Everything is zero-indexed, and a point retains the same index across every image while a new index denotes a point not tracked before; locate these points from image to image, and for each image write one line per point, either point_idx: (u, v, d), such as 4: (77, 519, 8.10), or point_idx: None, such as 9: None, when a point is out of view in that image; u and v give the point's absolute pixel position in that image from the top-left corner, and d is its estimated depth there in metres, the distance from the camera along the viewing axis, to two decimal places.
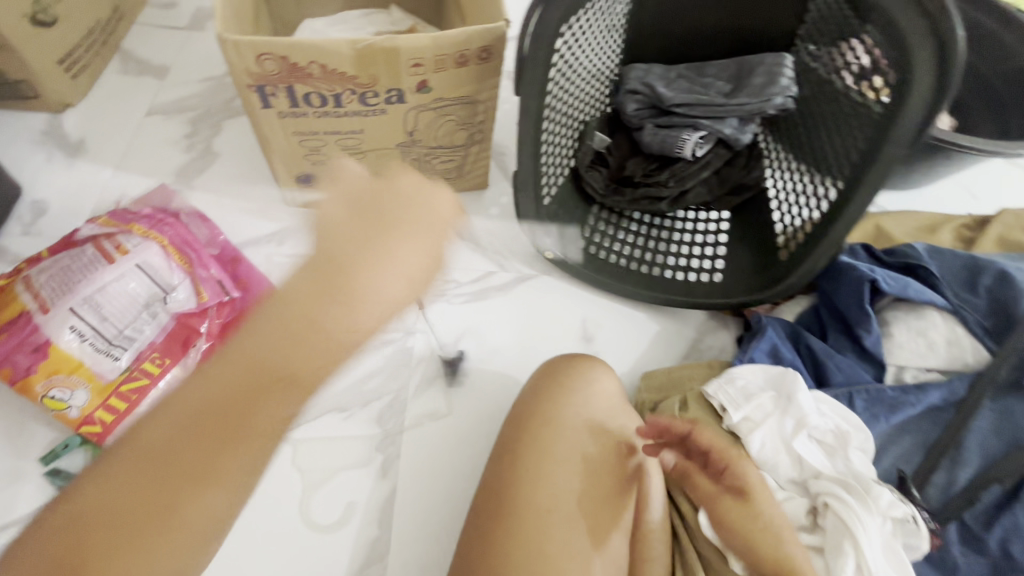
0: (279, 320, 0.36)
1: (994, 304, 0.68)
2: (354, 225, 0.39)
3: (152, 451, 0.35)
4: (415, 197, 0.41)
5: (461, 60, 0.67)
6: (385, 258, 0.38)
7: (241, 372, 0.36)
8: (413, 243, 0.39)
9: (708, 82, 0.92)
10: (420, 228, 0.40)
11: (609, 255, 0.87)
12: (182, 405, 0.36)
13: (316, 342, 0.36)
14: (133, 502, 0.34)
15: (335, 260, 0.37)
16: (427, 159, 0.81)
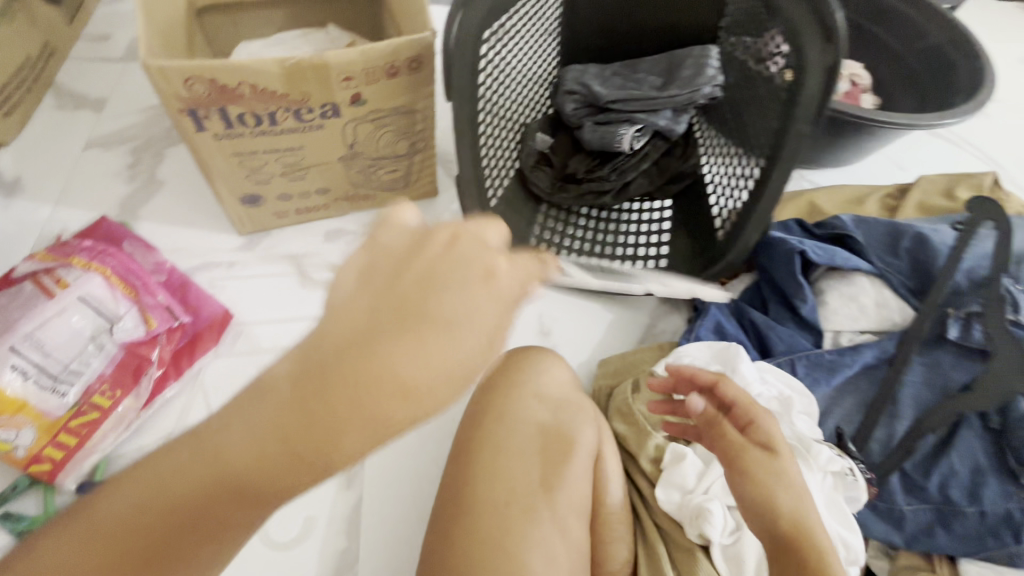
0: (258, 431, 0.30)
1: (916, 265, 0.72)
2: (369, 328, 0.31)
3: (89, 552, 0.30)
4: (458, 301, 0.31)
5: (391, 71, 0.70)
6: (412, 354, 0.29)
7: (201, 476, 0.30)
8: (434, 343, 0.30)
9: (641, 77, 0.96)
10: (455, 329, 0.31)
11: (559, 250, 0.89)
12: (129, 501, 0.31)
13: (301, 463, 0.30)
14: None
15: (342, 354, 0.30)
16: (371, 171, 0.83)
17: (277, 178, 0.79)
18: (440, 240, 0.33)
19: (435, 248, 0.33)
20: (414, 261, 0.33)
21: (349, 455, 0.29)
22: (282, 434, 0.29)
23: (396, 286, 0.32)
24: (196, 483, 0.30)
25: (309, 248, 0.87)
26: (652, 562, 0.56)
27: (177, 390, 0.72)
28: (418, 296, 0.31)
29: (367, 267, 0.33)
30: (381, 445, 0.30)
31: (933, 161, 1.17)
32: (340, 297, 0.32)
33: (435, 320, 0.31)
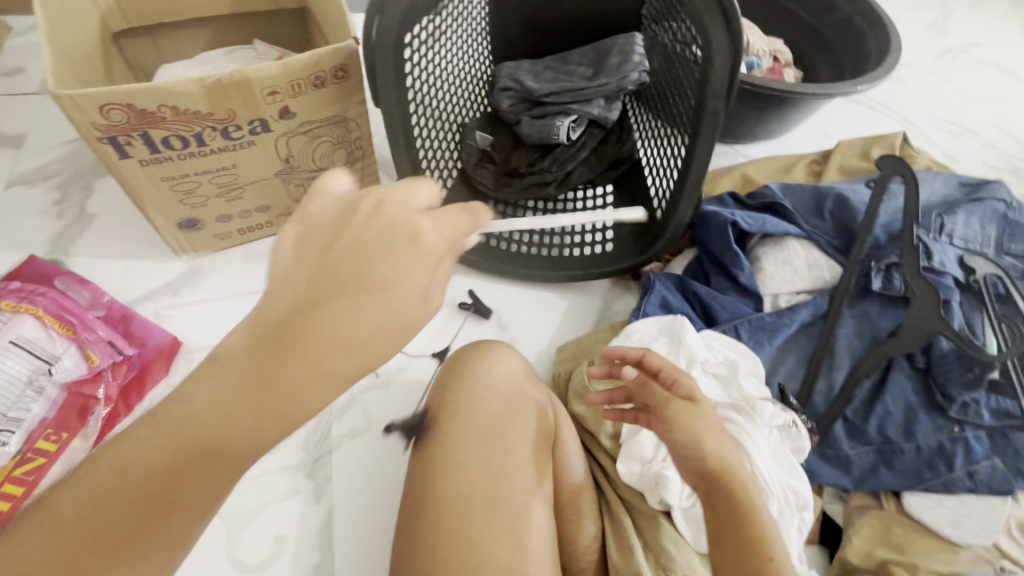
0: (223, 383, 0.35)
1: (839, 224, 0.77)
2: (310, 289, 0.36)
3: (62, 529, 0.33)
4: (384, 253, 0.37)
5: (317, 82, 0.70)
6: (346, 310, 0.35)
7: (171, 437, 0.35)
8: (366, 299, 0.36)
9: (571, 69, 0.98)
10: (388, 287, 0.36)
11: (510, 244, 0.90)
12: (98, 473, 0.34)
13: (264, 407, 0.35)
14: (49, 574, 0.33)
15: (292, 313, 0.35)
16: (310, 183, 0.82)
17: (213, 200, 0.78)
18: (365, 207, 0.38)
19: (366, 213, 0.38)
20: (348, 227, 0.38)
21: (305, 400, 0.35)
22: (244, 387, 0.35)
23: (337, 248, 0.37)
24: (168, 444, 0.35)
25: (256, 268, 0.86)
26: (619, 533, 0.59)
27: (129, 425, 0.70)
28: (352, 257, 0.37)
29: (308, 235, 0.39)
30: (327, 386, 0.35)
31: (855, 126, 1.24)
32: (280, 266, 0.38)
33: (371, 281, 0.36)
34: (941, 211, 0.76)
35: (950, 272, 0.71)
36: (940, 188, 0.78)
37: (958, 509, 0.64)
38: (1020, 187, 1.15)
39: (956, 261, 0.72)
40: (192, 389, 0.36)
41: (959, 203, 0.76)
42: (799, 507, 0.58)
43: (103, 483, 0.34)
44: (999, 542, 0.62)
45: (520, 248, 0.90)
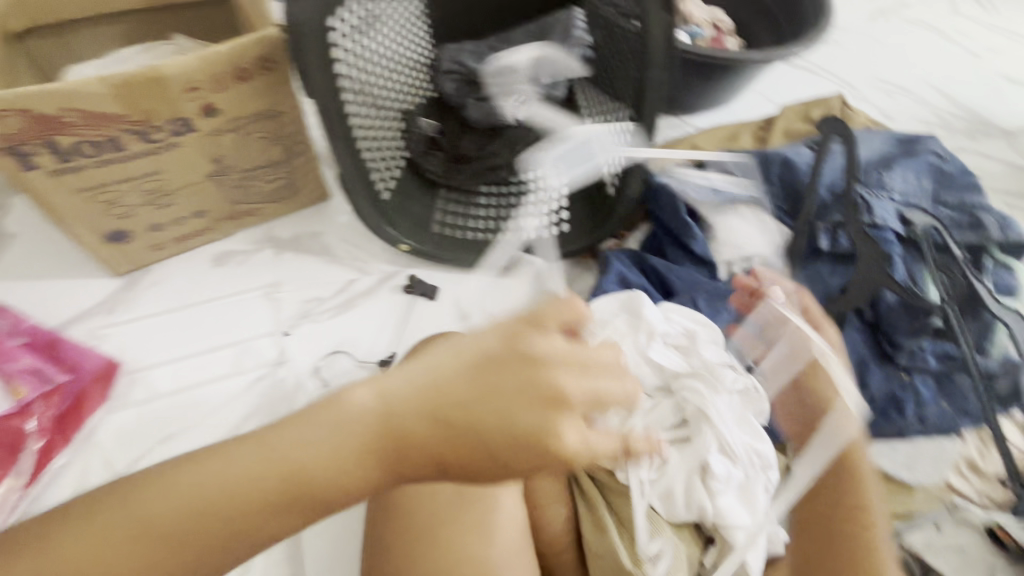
0: (330, 452, 0.37)
1: (786, 188, 0.79)
2: (451, 412, 0.37)
3: (144, 522, 0.36)
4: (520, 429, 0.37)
5: (241, 74, 0.65)
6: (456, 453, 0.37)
7: (260, 471, 0.37)
8: (483, 455, 0.37)
9: (514, 47, 0.95)
10: (507, 452, 0.37)
11: (464, 232, 0.88)
12: (175, 485, 0.37)
13: (352, 484, 0.37)
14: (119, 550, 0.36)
15: (424, 425, 0.37)
16: (248, 184, 0.78)
17: (141, 209, 0.73)
18: (550, 365, 0.39)
19: (541, 374, 0.38)
20: (504, 368, 0.38)
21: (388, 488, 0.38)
22: (344, 463, 0.37)
23: (488, 389, 0.38)
24: (251, 486, 0.36)
25: (198, 277, 0.81)
26: (592, 513, 0.58)
27: (69, 455, 0.67)
28: (493, 414, 0.37)
29: (482, 353, 0.39)
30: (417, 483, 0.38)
31: (797, 91, 1.26)
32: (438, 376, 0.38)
33: (495, 443, 0.37)
34: (880, 167, 0.78)
35: (890, 228, 0.73)
36: (878, 145, 0.80)
37: (912, 453, 0.67)
38: (952, 140, 1.20)
39: (896, 216, 0.74)
40: (299, 440, 0.37)
41: (896, 159, 0.78)
42: (763, 468, 0.59)
43: (181, 497, 0.36)
44: (948, 479, 0.65)
45: (475, 234, 0.88)
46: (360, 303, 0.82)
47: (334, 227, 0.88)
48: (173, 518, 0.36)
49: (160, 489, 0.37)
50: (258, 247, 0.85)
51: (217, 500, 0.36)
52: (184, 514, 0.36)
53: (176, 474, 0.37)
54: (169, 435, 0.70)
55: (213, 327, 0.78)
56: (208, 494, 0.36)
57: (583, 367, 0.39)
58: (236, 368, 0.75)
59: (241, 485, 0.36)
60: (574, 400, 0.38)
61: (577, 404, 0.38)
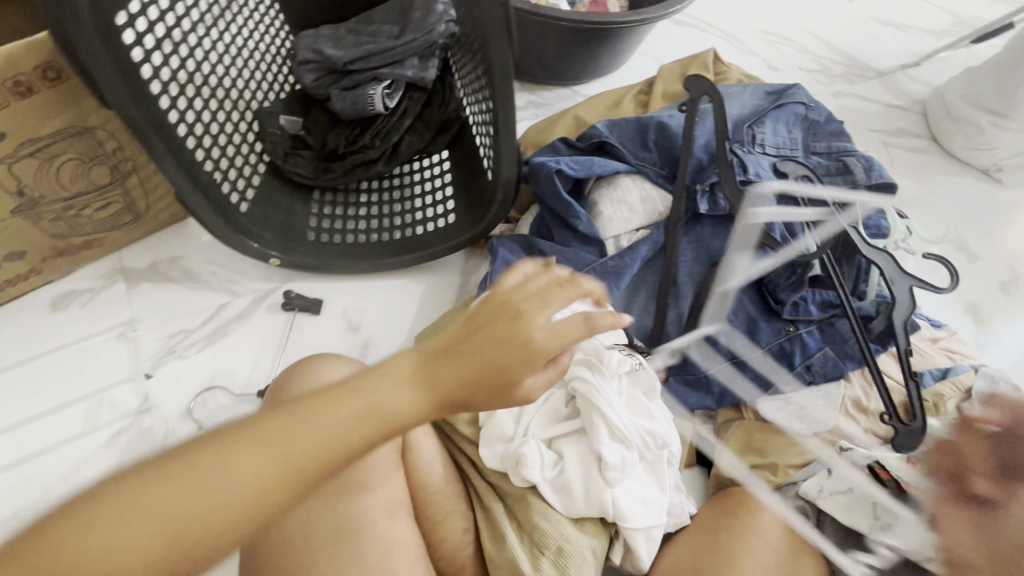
0: (412, 379, 0.36)
1: (664, 152, 0.77)
2: (481, 337, 0.38)
3: (244, 450, 0.32)
4: (525, 341, 0.38)
5: (20, 90, 0.56)
6: (490, 355, 0.37)
7: (349, 398, 0.35)
8: (507, 357, 0.37)
9: (375, 30, 0.87)
10: (523, 345, 0.37)
11: (345, 236, 0.82)
12: (280, 425, 0.33)
13: (433, 407, 0.36)
14: (214, 485, 0.31)
15: (467, 342, 0.38)
16: (72, 214, 0.68)
17: None
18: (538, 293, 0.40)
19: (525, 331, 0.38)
20: (485, 328, 0.38)
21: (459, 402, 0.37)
22: (423, 388, 0.36)
23: (471, 345, 0.38)
24: (353, 424, 0.34)
25: (32, 327, 0.71)
26: (491, 521, 0.56)
27: None
28: (499, 337, 0.38)
29: (475, 317, 0.40)
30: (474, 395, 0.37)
31: (684, 50, 1.26)
32: (467, 322, 0.40)
33: (518, 345, 0.37)
34: (751, 122, 0.77)
35: (765, 182, 0.73)
36: (748, 100, 0.80)
37: (803, 403, 0.68)
38: (831, 86, 1.24)
39: (771, 169, 0.74)
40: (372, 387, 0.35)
41: (767, 112, 0.78)
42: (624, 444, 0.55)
43: (293, 434, 0.33)
44: (838, 424, 0.66)
45: (357, 237, 0.82)
46: (234, 329, 0.75)
47: (197, 249, 0.79)
48: (272, 438, 0.33)
49: (269, 426, 0.33)
50: (107, 282, 0.75)
51: (322, 437, 0.33)
52: (285, 452, 0.32)
53: (275, 418, 0.33)
54: (12, 513, 0.60)
55: (58, 382, 0.68)
56: (314, 434, 0.33)
57: (534, 303, 0.39)
58: (92, 425, 0.66)
59: (339, 413, 0.34)
60: (544, 352, 0.37)
61: (548, 327, 0.38)
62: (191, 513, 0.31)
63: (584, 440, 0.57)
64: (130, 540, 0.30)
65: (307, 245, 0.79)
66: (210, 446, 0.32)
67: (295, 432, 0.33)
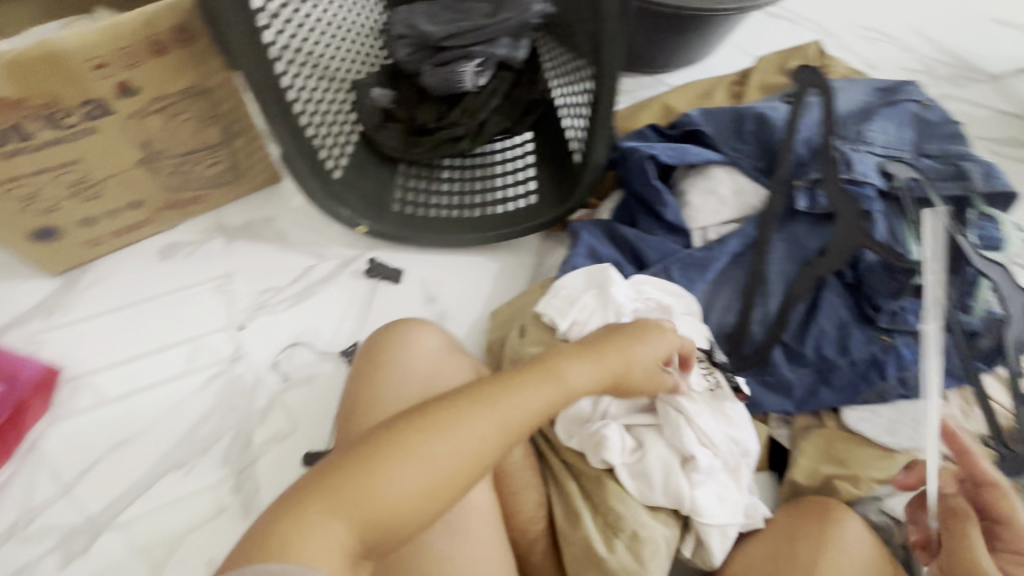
0: (582, 364, 0.48)
1: (761, 145, 0.74)
2: (618, 338, 0.51)
3: (487, 414, 0.42)
4: (649, 335, 0.52)
5: (156, 48, 0.59)
6: (630, 348, 0.50)
7: (546, 376, 0.46)
8: (637, 348, 0.51)
9: (470, 7, 0.85)
10: (642, 346, 0.51)
11: (428, 209, 0.83)
12: (508, 393, 0.44)
13: (599, 383, 0.48)
14: (471, 436, 0.41)
15: (614, 340, 0.50)
16: (185, 169, 0.72)
17: (66, 202, 0.67)
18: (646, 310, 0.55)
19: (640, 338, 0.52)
20: (617, 333, 0.51)
21: (614, 380, 0.49)
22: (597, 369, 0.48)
23: (610, 344, 0.50)
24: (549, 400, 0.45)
25: (142, 272, 0.76)
26: (566, 500, 0.56)
27: (12, 471, 0.63)
28: (635, 336, 0.51)
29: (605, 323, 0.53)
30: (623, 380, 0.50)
31: (775, 43, 1.21)
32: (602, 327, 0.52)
33: (645, 347, 0.51)
34: (860, 118, 0.73)
35: (871, 183, 0.68)
36: (857, 95, 0.76)
37: (893, 417, 0.65)
38: (936, 87, 1.16)
39: (877, 169, 0.70)
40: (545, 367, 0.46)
41: (877, 109, 0.74)
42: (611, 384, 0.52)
43: (519, 399, 0.43)
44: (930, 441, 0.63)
45: (440, 212, 0.84)
46: (319, 290, 0.77)
47: (288, 212, 0.82)
48: (499, 403, 0.43)
49: (498, 397, 0.43)
50: (207, 236, 0.79)
51: (538, 405, 0.44)
52: (507, 412, 0.42)
53: (498, 388, 0.43)
54: (120, 441, 0.65)
55: (162, 326, 0.73)
56: (533, 402, 0.44)
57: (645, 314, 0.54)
58: (193, 369, 0.70)
59: (543, 384, 0.45)
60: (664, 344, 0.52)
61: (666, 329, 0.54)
62: (461, 458, 0.41)
63: (664, 433, 0.57)
64: (424, 475, 0.39)
65: (393, 215, 0.81)
66: (461, 407, 0.42)
67: (516, 398, 0.43)
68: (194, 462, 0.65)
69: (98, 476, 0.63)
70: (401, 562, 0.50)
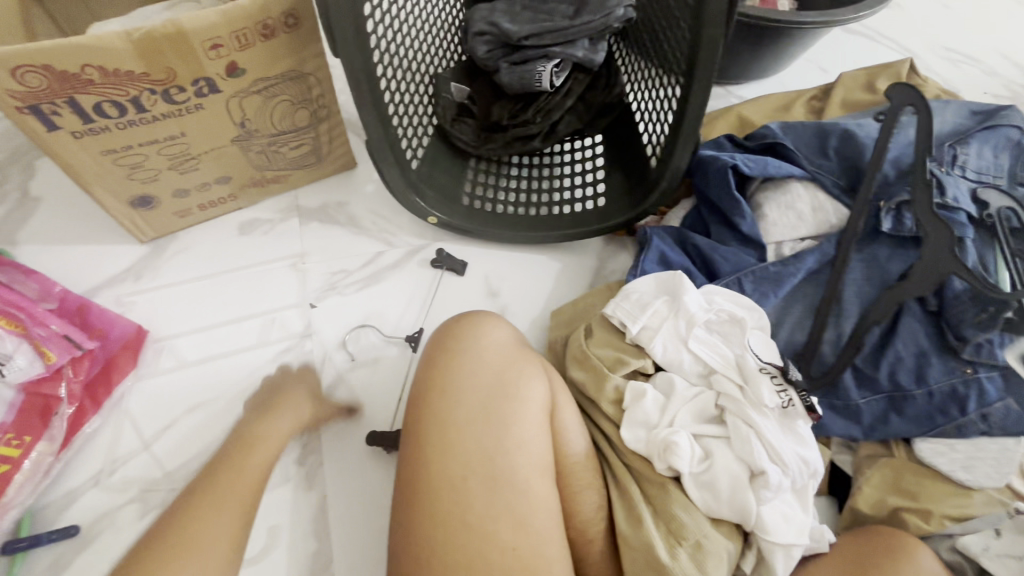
0: (233, 461, 0.60)
1: (845, 163, 0.72)
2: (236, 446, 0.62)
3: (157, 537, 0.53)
4: (456, 350, 0.58)
5: (265, 31, 0.62)
6: (474, 347, 0.58)
7: (203, 484, 0.57)
8: (473, 347, 0.58)
9: (551, 7, 0.84)
10: (465, 351, 0.58)
11: (495, 205, 0.84)
12: (225, 487, 0.57)
13: (461, 373, 0.56)
14: (149, 552, 0.51)
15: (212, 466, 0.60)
16: (273, 149, 0.75)
17: (165, 173, 0.70)
18: (442, 335, 0.60)
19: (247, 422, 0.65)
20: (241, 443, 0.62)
21: (496, 361, 0.58)
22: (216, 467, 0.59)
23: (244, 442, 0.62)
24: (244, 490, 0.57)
25: (223, 243, 0.80)
26: (628, 504, 0.56)
27: (100, 423, 0.67)
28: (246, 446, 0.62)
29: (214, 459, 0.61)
30: (505, 364, 0.57)
31: (854, 61, 1.18)
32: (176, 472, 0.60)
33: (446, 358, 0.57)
34: (953, 141, 0.71)
35: (963, 209, 0.66)
36: (951, 117, 0.73)
37: (971, 453, 0.62)
38: None
39: (970, 195, 0.68)
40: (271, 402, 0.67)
41: (973, 132, 0.71)
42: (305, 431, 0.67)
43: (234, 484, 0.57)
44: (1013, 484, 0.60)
45: (507, 208, 0.85)
46: (386, 276, 0.79)
47: (361, 197, 0.85)
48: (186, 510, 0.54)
49: (195, 512, 0.54)
50: (284, 216, 0.83)
51: (253, 484, 0.58)
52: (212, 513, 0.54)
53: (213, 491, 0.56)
54: (196, 404, 0.69)
55: (240, 298, 0.76)
56: (242, 486, 0.57)
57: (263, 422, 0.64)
58: (264, 343, 0.73)
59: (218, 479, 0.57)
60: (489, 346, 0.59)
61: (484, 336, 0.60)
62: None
63: (732, 446, 0.56)
64: None
65: (462, 209, 0.82)
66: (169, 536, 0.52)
67: (179, 511, 0.55)
68: None
69: (174, 437, 0.66)
70: (465, 559, 0.48)
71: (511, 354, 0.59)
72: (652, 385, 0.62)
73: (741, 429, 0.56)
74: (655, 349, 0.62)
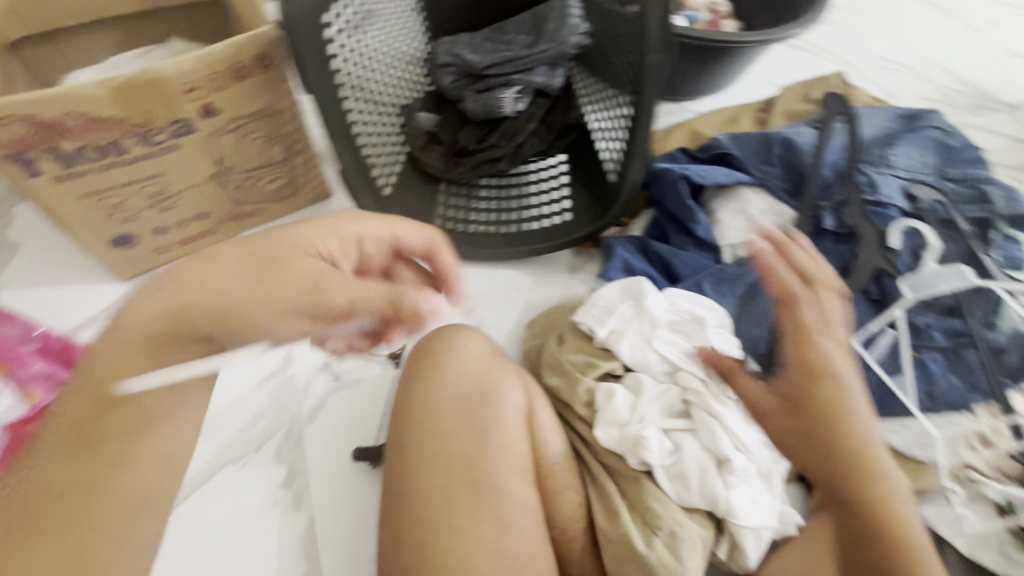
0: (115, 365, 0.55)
1: (788, 168, 0.78)
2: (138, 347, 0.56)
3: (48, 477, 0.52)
4: (437, 363, 0.61)
5: (238, 73, 0.65)
6: (454, 358, 0.61)
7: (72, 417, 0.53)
8: (452, 359, 0.61)
9: (509, 39, 0.91)
10: (443, 364, 0.61)
11: (467, 225, 0.88)
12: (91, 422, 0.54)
13: (441, 383, 0.59)
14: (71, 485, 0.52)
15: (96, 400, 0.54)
16: (250, 183, 0.78)
17: (144, 212, 0.73)
18: (421, 348, 0.64)
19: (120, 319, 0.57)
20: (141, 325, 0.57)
21: (474, 369, 0.60)
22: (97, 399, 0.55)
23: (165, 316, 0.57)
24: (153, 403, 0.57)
25: None
26: (605, 500, 0.59)
27: None
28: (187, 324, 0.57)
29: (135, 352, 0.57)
30: (484, 370, 0.61)
31: (797, 73, 1.26)
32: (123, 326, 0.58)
33: (425, 370, 0.60)
34: (883, 144, 0.77)
35: (895, 205, 0.72)
36: (880, 121, 0.80)
37: None
38: (955, 117, 1.19)
39: (901, 192, 0.74)
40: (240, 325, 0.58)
41: (899, 134, 0.78)
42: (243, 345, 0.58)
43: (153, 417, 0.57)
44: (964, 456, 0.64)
45: (478, 228, 0.88)
46: None
47: None
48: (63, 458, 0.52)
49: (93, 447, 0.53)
50: None
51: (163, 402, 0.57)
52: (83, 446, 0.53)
53: (110, 475, 0.53)
54: None
55: None
56: (150, 448, 0.57)
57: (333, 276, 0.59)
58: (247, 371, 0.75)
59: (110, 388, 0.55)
60: (469, 357, 0.62)
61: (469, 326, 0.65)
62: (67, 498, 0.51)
63: (699, 436, 0.60)
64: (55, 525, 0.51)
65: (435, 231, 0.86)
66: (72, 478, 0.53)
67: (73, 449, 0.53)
68: (248, 458, 0.69)
69: None
70: (448, 561, 0.50)
71: (489, 362, 0.62)
72: (623, 385, 0.65)
73: (710, 421, 0.59)
74: (622, 351, 0.66)
